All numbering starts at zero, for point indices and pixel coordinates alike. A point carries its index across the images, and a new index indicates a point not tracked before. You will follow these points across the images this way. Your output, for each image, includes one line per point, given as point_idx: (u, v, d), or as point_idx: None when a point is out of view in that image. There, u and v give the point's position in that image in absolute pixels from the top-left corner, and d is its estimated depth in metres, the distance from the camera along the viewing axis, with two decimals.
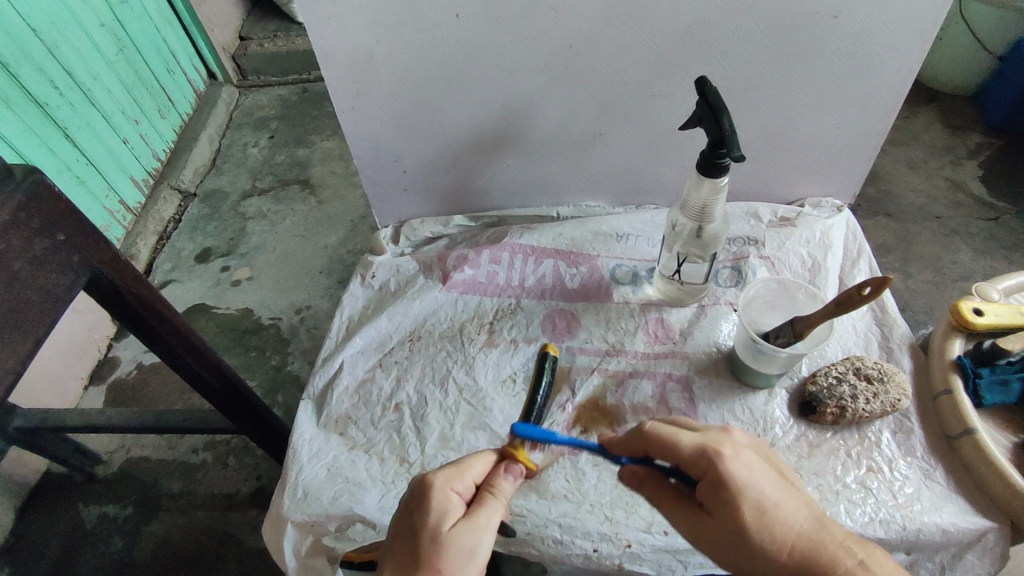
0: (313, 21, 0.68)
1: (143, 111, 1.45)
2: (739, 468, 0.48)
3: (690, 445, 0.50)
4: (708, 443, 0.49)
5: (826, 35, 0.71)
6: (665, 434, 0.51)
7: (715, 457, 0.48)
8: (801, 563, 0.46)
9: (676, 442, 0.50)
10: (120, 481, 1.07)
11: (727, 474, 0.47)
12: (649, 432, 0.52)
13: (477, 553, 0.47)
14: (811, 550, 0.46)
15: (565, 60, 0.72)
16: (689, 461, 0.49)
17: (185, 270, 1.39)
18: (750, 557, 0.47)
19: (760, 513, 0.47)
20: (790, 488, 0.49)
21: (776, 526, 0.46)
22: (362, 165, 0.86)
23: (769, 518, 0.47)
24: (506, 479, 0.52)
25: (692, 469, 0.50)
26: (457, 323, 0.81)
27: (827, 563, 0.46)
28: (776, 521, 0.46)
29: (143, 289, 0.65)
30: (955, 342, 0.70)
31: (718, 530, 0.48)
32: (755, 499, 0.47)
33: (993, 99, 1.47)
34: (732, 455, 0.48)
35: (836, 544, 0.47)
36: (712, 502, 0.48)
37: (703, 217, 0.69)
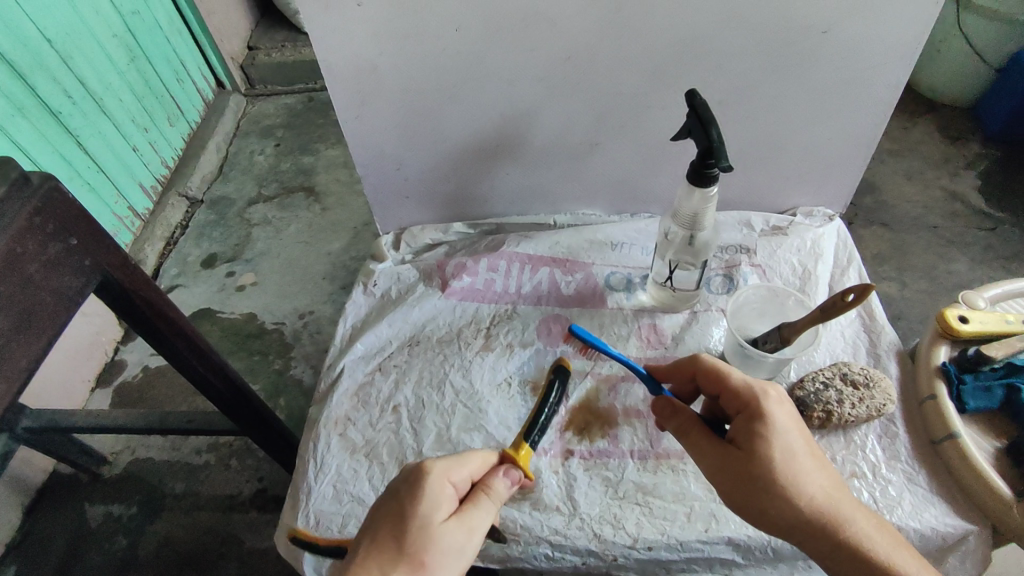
0: (319, 33, 0.70)
1: (152, 119, 1.48)
2: (779, 410, 0.54)
3: (740, 382, 0.56)
4: (757, 384, 0.56)
5: (814, 50, 0.73)
6: (720, 368, 0.58)
7: (759, 393, 0.55)
8: (812, 509, 0.51)
9: (727, 376, 0.57)
10: (124, 482, 1.09)
11: (770, 412, 0.54)
12: (704, 363, 0.59)
13: (463, 550, 0.50)
14: (824, 501, 0.51)
15: (561, 72, 0.75)
16: (737, 394, 0.56)
17: (191, 276, 1.42)
18: (766, 489, 0.52)
19: (789, 454, 0.52)
20: (813, 446, 0.54)
21: (799, 470, 0.52)
22: (364, 173, 0.88)
23: (795, 461, 0.52)
24: (500, 482, 0.55)
25: (735, 403, 0.56)
26: (455, 327, 0.83)
27: (835, 517, 0.51)
28: (800, 465, 0.52)
29: (152, 292, 0.68)
30: (940, 349, 0.71)
31: (741, 461, 0.53)
32: (787, 442, 0.53)
33: (990, 110, 1.49)
34: (776, 398, 0.55)
35: (846, 504, 0.51)
36: (746, 434, 0.54)
37: (695, 226, 0.71)
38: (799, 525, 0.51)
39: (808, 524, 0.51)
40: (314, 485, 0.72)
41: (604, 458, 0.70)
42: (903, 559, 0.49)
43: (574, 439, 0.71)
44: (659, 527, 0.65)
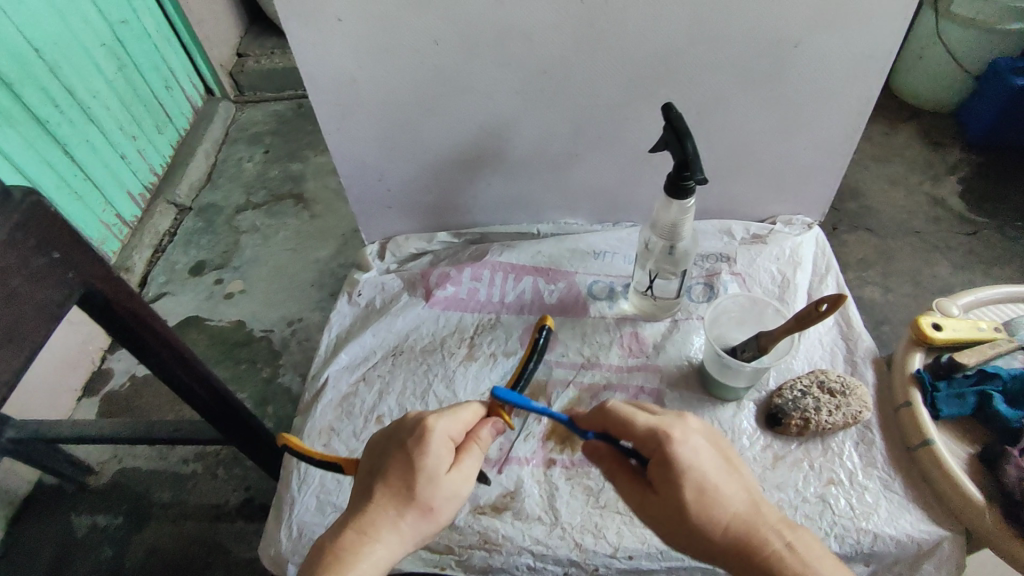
0: (299, 47, 0.71)
1: (141, 127, 1.48)
2: (686, 453, 0.51)
3: (645, 427, 0.53)
4: (662, 428, 0.52)
5: (790, 62, 0.74)
6: (624, 415, 0.54)
7: (665, 441, 0.51)
8: (735, 543, 0.50)
9: (631, 423, 0.54)
10: (111, 491, 1.08)
11: (675, 458, 0.51)
12: (610, 410, 0.55)
13: (463, 496, 0.53)
14: (744, 531, 0.50)
15: (541, 84, 0.76)
16: (642, 441, 0.53)
17: (179, 283, 1.42)
18: (687, 530, 0.51)
19: (700, 496, 0.50)
20: (732, 474, 0.52)
21: (714, 507, 0.50)
22: (349, 183, 0.89)
23: (708, 501, 0.50)
24: (492, 432, 0.57)
25: (645, 448, 0.53)
26: (438, 337, 0.84)
27: (758, 543, 0.50)
28: (715, 502, 0.50)
29: (136, 303, 0.68)
30: (915, 356, 0.72)
31: (661, 507, 0.52)
32: (697, 482, 0.51)
33: (970, 117, 1.51)
34: (681, 441, 0.52)
35: (770, 526, 0.50)
36: (659, 481, 0.52)
37: (673, 236, 0.72)
38: (726, 555, 0.51)
39: (735, 554, 0.50)
40: (299, 496, 0.72)
41: (585, 467, 0.71)
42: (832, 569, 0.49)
43: (556, 448, 0.72)
44: (640, 535, 0.65)
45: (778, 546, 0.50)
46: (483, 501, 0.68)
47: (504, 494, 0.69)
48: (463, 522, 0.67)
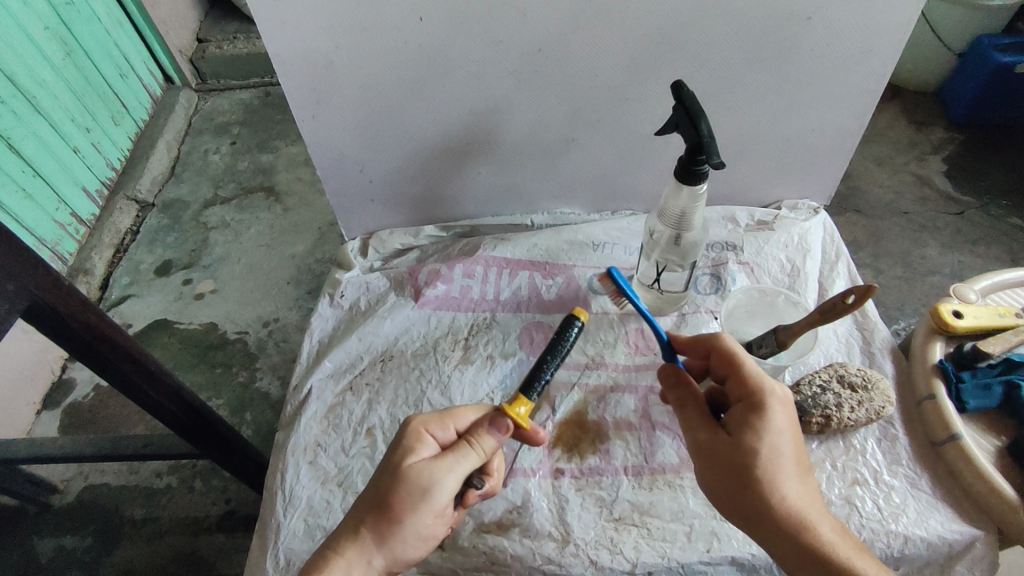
0: (267, 26, 0.63)
1: (94, 117, 1.37)
2: (778, 411, 0.51)
3: (753, 371, 0.53)
4: (767, 379, 0.52)
5: (801, 37, 0.69)
6: (737, 353, 0.55)
7: (765, 389, 0.51)
8: (785, 509, 0.48)
9: (740, 364, 0.54)
10: (78, 511, 1.00)
11: (767, 409, 0.51)
12: (723, 344, 0.56)
13: (431, 493, 0.48)
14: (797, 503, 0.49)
15: (535, 63, 0.69)
16: (743, 381, 0.53)
17: (145, 285, 1.32)
18: (748, 480, 0.49)
19: (774, 455, 0.49)
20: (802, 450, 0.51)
21: (779, 471, 0.49)
22: (326, 176, 0.82)
23: (778, 463, 0.49)
24: (486, 430, 0.52)
25: (739, 393, 0.53)
26: (431, 339, 0.78)
27: (804, 520, 0.48)
28: (782, 467, 0.49)
29: (90, 314, 0.60)
30: (936, 345, 0.69)
31: (729, 450, 0.51)
32: (776, 443, 0.50)
33: (954, 95, 1.49)
34: (779, 399, 0.51)
35: (818, 510, 0.49)
36: (739, 425, 0.51)
37: (682, 225, 0.67)
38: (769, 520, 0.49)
39: (779, 521, 0.48)
40: (285, 519, 0.66)
41: (596, 476, 0.66)
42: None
43: (563, 457, 0.67)
44: (659, 549, 0.61)
45: (822, 528, 0.48)
46: (488, 518, 0.63)
47: (510, 509, 0.64)
48: (468, 542, 0.62)
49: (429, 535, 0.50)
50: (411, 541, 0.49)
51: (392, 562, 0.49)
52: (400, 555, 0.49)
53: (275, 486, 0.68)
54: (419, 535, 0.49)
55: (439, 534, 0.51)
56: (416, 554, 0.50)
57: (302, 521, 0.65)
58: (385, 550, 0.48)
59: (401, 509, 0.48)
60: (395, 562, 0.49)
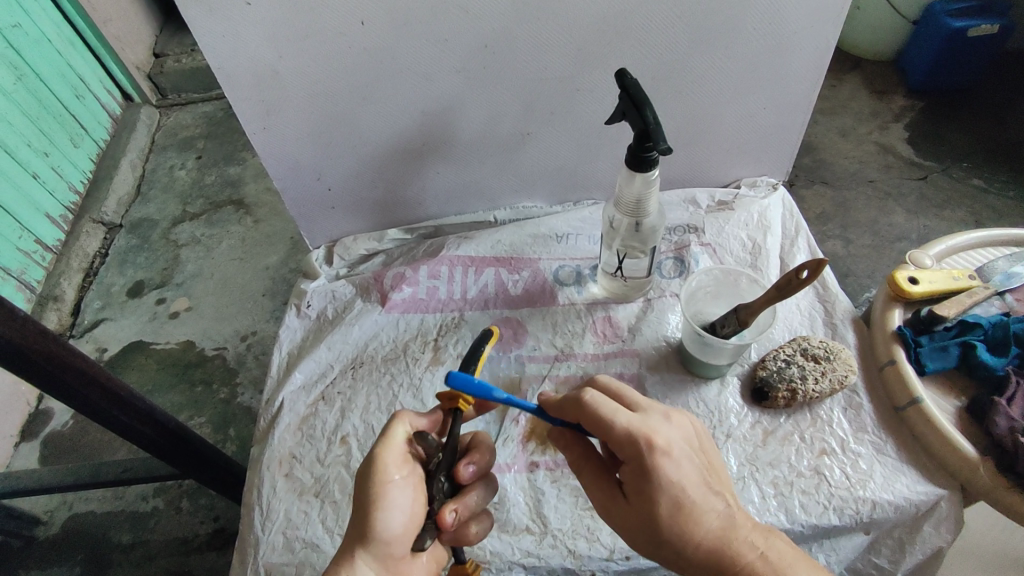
0: (206, 40, 0.63)
1: (52, 141, 1.34)
2: (668, 464, 0.47)
3: (624, 430, 0.48)
4: (642, 433, 0.48)
5: (742, 17, 0.70)
6: (602, 416, 0.49)
7: (645, 449, 0.47)
8: (707, 557, 0.47)
9: (611, 426, 0.48)
10: (64, 541, 0.99)
11: (655, 469, 0.47)
12: (585, 409, 0.50)
13: (376, 465, 0.49)
14: (715, 547, 0.47)
15: (483, 60, 0.69)
16: (621, 446, 0.48)
17: (118, 307, 1.31)
18: (662, 538, 0.47)
19: (677, 512, 0.46)
20: (711, 481, 0.49)
21: (689, 522, 0.47)
22: (283, 186, 0.81)
23: (686, 513, 0.47)
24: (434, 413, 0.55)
25: (621, 452, 0.49)
26: (400, 343, 0.78)
27: (730, 557, 0.47)
28: (690, 518, 0.47)
29: (51, 343, 0.59)
30: (894, 313, 0.71)
31: (633, 515, 0.49)
32: (675, 496, 0.47)
33: (911, 62, 1.51)
34: (663, 449, 0.47)
35: (744, 534, 0.47)
36: (634, 488, 0.48)
37: (639, 212, 0.67)
38: (696, 569, 0.48)
39: (705, 567, 0.47)
40: (265, 535, 0.65)
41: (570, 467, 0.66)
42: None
43: (537, 450, 0.68)
44: None
45: (751, 558, 0.47)
46: None
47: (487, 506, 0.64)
48: None
49: (395, 505, 0.49)
50: (377, 515, 0.48)
51: (372, 545, 0.48)
52: (376, 530, 0.48)
53: (252, 502, 0.68)
54: (385, 508, 0.48)
55: (408, 505, 0.49)
56: (397, 529, 0.48)
57: (281, 536, 0.65)
58: (359, 534, 0.48)
59: (359, 492, 0.49)
60: (373, 543, 0.48)
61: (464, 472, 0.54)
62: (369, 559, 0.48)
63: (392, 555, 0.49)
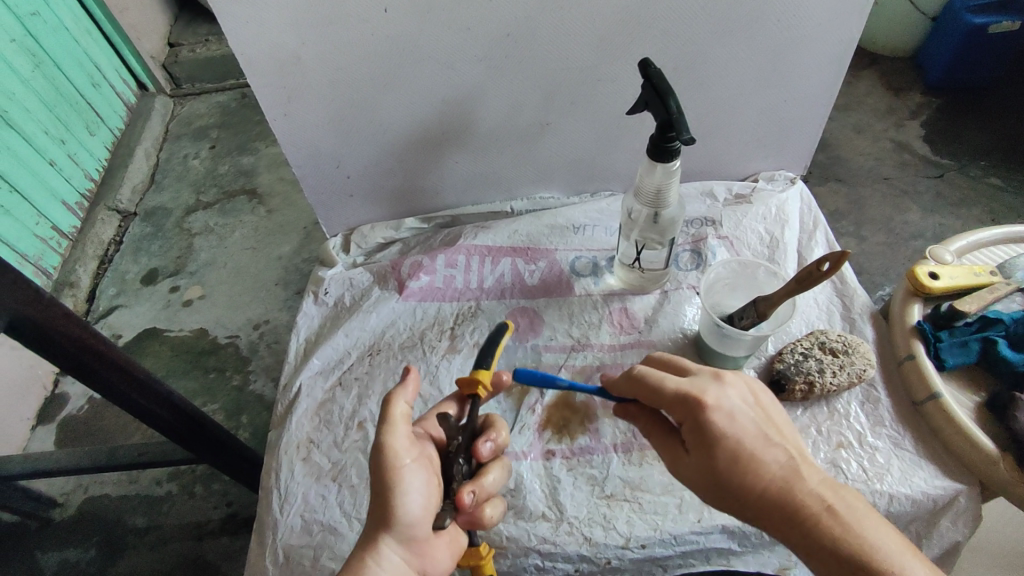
0: (230, 26, 0.63)
1: (69, 129, 1.36)
2: (721, 417, 0.48)
3: (676, 391, 0.49)
4: (694, 391, 0.49)
5: (766, 9, 0.70)
6: (654, 380, 0.51)
7: (697, 405, 0.48)
8: (774, 506, 0.46)
9: (663, 388, 0.50)
10: (79, 523, 1.00)
11: (709, 423, 0.47)
12: (636, 376, 0.52)
13: (388, 450, 0.49)
14: (780, 497, 0.46)
15: (505, 49, 0.69)
16: (673, 406, 0.49)
17: (132, 294, 1.32)
18: (726, 490, 0.48)
19: (736, 463, 0.47)
20: (771, 435, 0.48)
21: (749, 473, 0.47)
22: (302, 173, 0.82)
23: (745, 464, 0.47)
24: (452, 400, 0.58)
25: (676, 412, 0.50)
26: (417, 331, 0.78)
27: (796, 507, 0.46)
28: (750, 469, 0.47)
29: (74, 325, 0.60)
30: (914, 307, 0.70)
31: (694, 471, 0.49)
32: (733, 447, 0.47)
33: (930, 59, 1.49)
34: (715, 404, 0.48)
35: (811, 483, 0.46)
36: (692, 445, 0.49)
37: (658, 203, 0.67)
38: (765, 521, 0.47)
39: (773, 518, 0.47)
40: (282, 518, 0.66)
41: (586, 456, 0.67)
42: (875, 525, 0.45)
43: (553, 439, 0.68)
44: (651, 523, 0.62)
45: (818, 509, 0.46)
46: None
47: (504, 493, 0.65)
48: None
49: (412, 489, 0.49)
50: (396, 500, 0.48)
51: (394, 530, 0.48)
52: (397, 515, 0.48)
53: (269, 486, 0.68)
54: (404, 494, 0.49)
55: (424, 488, 0.50)
56: (417, 508, 0.49)
57: (299, 520, 0.66)
58: (381, 520, 0.48)
59: (376, 479, 0.49)
60: (397, 528, 0.48)
61: (482, 450, 0.54)
62: (393, 544, 0.48)
63: (416, 540, 0.49)
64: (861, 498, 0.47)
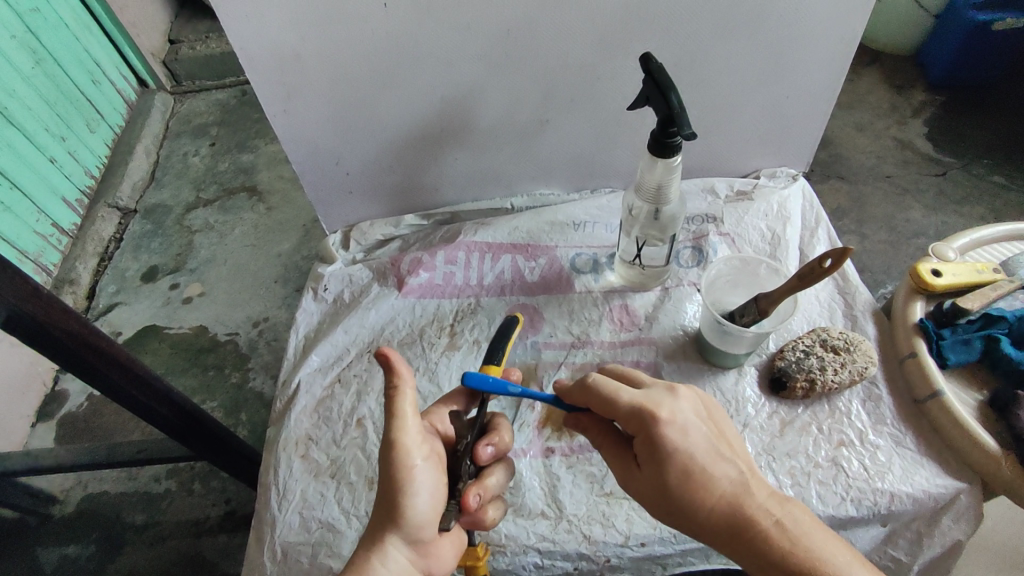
0: (229, 21, 0.62)
1: (69, 126, 1.35)
2: (673, 431, 0.48)
3: (629, 404, 0.49)
4: (646, 405, 0.48)
5: (769, 4, 0.69)
6: (608, 392, 0.50)
7: (649, 419, 0.48)
8: (722, 522, 0.47)
9: (615, 401, 0.49)
10: (78, 520, 1.00)
11: (659, 437, 0.47)
12: (590, 387, 0.51)
13: (399, 448, 0.48)
14: (729, 512, 0.47)
15: (505, 45, 0.69)
16: (626, 419, 0.49)
17: (132, 291, 1.31)
18: (675, 504, 0.48)
19: (685, 478, 0.47)
20: (723, 450, 0.49)
21: (699, 488, 0.47)
22: (302, 170, 0.81)
23: (695, 479, 0.47)
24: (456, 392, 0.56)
25: (627, 426, 0.49)
26: (416, 328, 0.78)
27: (745, 523, 0.46)
28: (700, 484, 0.47)
29: (72, 321, 0.60)
30: (916, 305, 0.70)
31: (646, 485, 0.49)
32: (683, 462, 0.47)
33: (933, 57, 1.49)
34: (667, 419, 0.48)
35: (758, 500, 0.47)
36: (644, 459, 0.49)
37: (659, 200, 0.67)
38: (713, 536, 0.48)
39: (720, 532, 0.47)
40: (281, 515, 0.66)
41: (586, 453, 0.66)
42: (823, 542, 0.45)
43: (553, 436, 0.68)
44: (650, 521, 0.62)
45: (766, 526, 0.46)
46: None
47: (503, 490, 0.64)
48: None
49: (421, 488, 0.48)
50: (405, 501, 0.47)
51: (403, 528, 0.48)
52: (405, 515, 0.47)
53: (268, 483, 0.68)
54: (413, 494, 0.48)
55: (434, 486, 0.49)
56: (425, 508, 0.48)
57: (297, 518, 0.65)
58: (389, 519, 0.48)
59: (384, 477, 0.48)
60: (404, 528, 0.48)
61: (484, 453, 0.54)
62: (401, 541, 0.48)
63: (423, 538, 0.49)
64: (811, 512, 0.47)
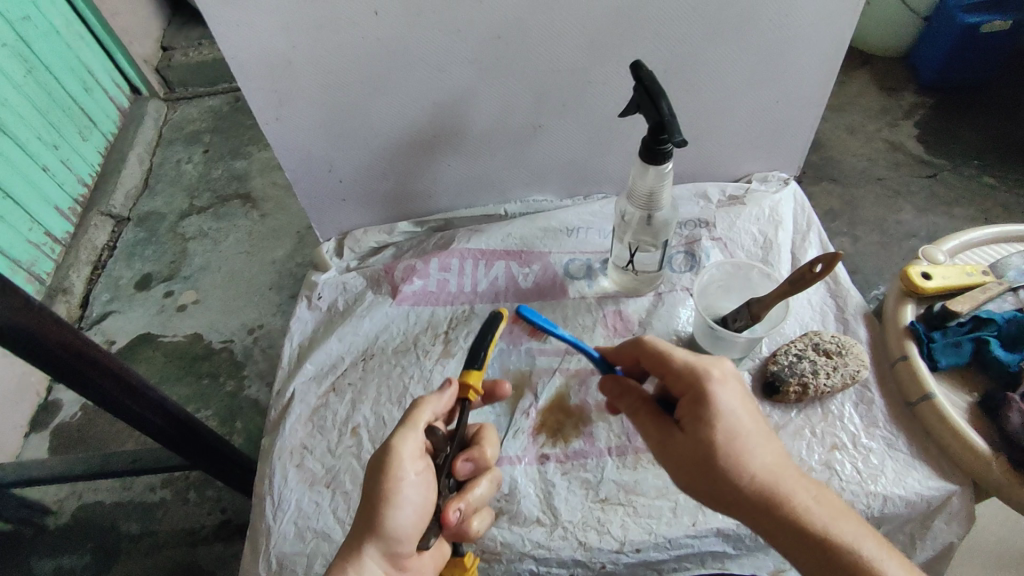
0: (220, 29, 0.62)
1: (61, 134, 1.35)
2: (723, 392, 0.49)
3: (685, 364, 0.51)
4: (702, 364, 0.50)
5: (758, 9, 0.70)
6: (665, 351, 0.53)
7: (703, 376, 0.49)
8: (757, 494, 0.46)
9: (673, 358, 0.52)
10: (73, 531, 1.00)
11: (711, 395, 0.48)
12: (650, 346, 0.54)
13: (393, 456, 0.49)
14: (764, 485, 0.46)
15: (497, 51, 0.69)
16: (680, 375, 0.51)
17: (126, 299, 1.31)
18: (715, 469, 0.47)
19: (731, 440, 0.47)
20: (763, 426, 0.49)
21: (742, 454, 0.47)
22: (295, 177, 0.81)
23: (739, 444, 0.47)
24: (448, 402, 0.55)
25: (679, 387, 0.51)
26: (410, 335, 0.78)
27: (778, 498, 0.46)
28: (743, 449, 0.47)
29: (66, 332, 0.59)
30: (907, 307, 0.70)
31: (686, 448, 0.48)
32: (730, 425, 0.47)
33: (922, 59, 1.50)
34: (719, 379, 0.49)
35: (790, 479, 0.47)
36: (690, 420, 0.49)
37: (651, 205, 0.67)
38: (744, 509, 0.47)
39: (753, 505, 0.46)
40: (276, 525, 0.66)
41: (581, 459, 0.67)
42: (847, 528, 0.46)
43: (547, 443, 0.68)
44: (645, 526, 0.62)
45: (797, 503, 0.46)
46: None
47: (498, 498, 0.64)
48: None
49: (405, 501, 0.48)
50: (387, 511, 0.48)
51: (381, 539, 0.48)
52: (385, 526, 0.48)
53: (263, 493, 0.68)
54: (397, 505, 0.48)
55: (420, 503, 0.49)
56: (406, 523, 0.48)
57: (293, 527, 0.65)
58: (369, 528, 0.48)
59: (371, 485, 0.49)
60: (383, 538, 0.48)
61: (462, 468, 0.55)
62: (378, 553, 0.48)
63: (400, 552, 0.49)
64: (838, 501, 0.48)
